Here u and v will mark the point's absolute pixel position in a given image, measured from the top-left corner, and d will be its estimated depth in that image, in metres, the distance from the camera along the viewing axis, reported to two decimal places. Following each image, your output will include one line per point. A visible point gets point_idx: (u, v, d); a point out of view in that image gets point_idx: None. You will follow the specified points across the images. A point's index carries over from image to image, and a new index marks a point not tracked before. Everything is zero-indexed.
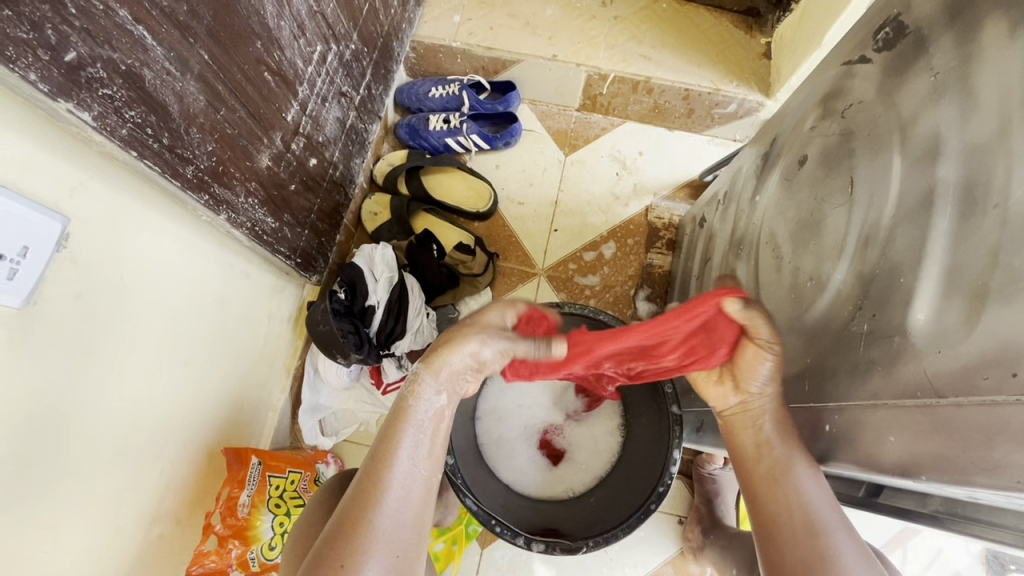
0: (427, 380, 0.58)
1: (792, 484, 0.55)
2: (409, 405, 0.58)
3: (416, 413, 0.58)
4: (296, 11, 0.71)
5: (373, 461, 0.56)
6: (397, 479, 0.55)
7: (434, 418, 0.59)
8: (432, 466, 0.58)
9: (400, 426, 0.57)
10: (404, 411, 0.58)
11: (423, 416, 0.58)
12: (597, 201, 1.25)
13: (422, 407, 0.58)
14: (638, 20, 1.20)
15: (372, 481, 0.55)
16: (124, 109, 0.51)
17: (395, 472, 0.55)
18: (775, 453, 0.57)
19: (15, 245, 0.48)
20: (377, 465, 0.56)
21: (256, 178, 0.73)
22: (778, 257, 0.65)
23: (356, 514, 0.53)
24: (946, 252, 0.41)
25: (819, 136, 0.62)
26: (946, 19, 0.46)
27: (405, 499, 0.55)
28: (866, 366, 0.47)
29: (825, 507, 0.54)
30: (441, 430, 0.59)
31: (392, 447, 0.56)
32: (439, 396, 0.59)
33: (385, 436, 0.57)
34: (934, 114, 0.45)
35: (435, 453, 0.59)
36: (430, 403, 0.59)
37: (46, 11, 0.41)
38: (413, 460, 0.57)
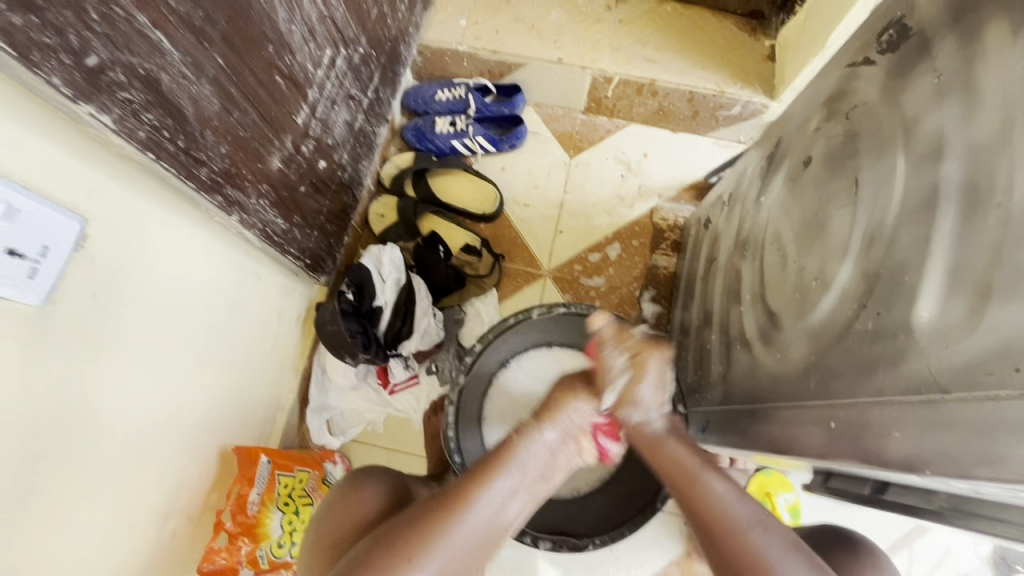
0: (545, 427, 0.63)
1: (704, 479, 0.59)
2: (522, 443, 0.62)
3: (531, 451, 0.61)
4: (307, 16, 0.72)
5: (471, 480, 0.58)
6: (484, 505, 0.57)
7: (540, 463, 0.62)
8: (518, 506, 0.59)
9: (507, 457, 0.60)
10: (517, 445, 0.61)
11: (532, 457, 0.61)
12: (603, 203, 1.26)
13: (530, 446, 0.62)
14: (643, 23, 1.21)
15: (462, 497, 0.57)
16: (142, 112, 0.52)
17: (487, 496, 0.58)
18: (665, 449, 0.63)
19: (36, 244, 0.49)
20: (474, 482, 0.58)
21: (267, 180, 0.74)
22: (784, 257, 0.66)
23: (432, 517, 0.55)
24: (950, 250, 0.42)
25: (824, 137, 0.63)
26: (950, 21, 0.46)
27: (484, 528, 0.57)
28: (870, 364, 0.47)
29: (737, 502, 0.57)
30: (541, 478, 0.62)
31: (492, 472, 0.59)
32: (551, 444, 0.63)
33: (491, 460, 0.61)
34: (938, 115, 0.46)
35: (526, 496, 0.60)
36: (538, 444, 0.62)
37: (69, 17, 0.43)
38: (504, 493, 0.58)
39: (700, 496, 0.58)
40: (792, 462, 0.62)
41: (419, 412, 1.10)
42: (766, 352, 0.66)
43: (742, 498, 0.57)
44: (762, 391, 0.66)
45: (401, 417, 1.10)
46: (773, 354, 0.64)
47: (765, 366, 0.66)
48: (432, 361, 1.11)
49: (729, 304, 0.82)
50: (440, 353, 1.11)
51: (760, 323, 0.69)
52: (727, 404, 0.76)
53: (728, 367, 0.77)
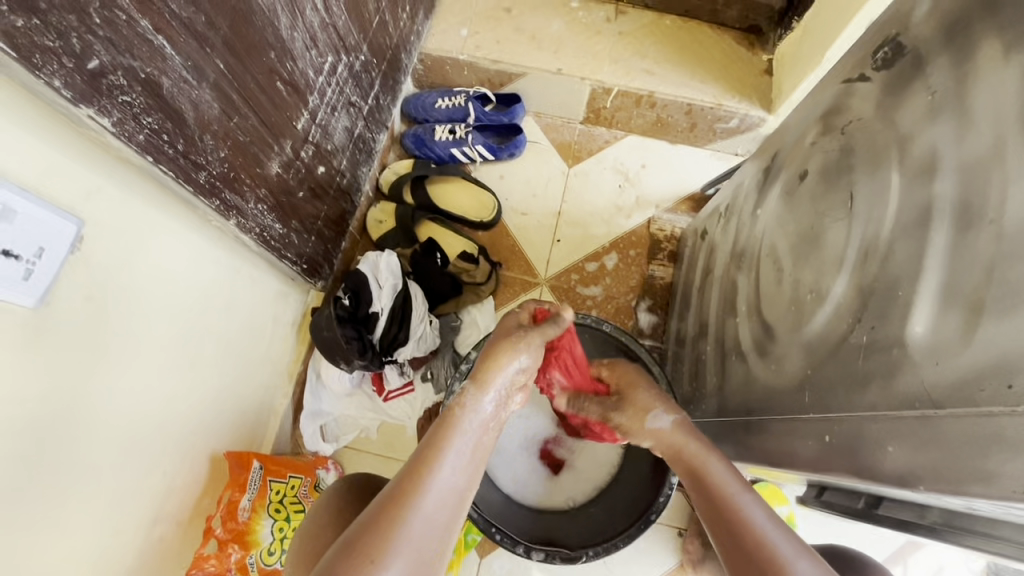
0: (482, 392, 0.61)
1: (741, 502, 0.56)
2: (457, 417, 0.59)
3: (471, 418, 0.60)
4: (309, 23, 0.72)
5: (416, 465, 0.56)
6: (437, 485, 0.55)
7: (483, 425, 0.60)
8: (469, 474, 0.58)
9: (448, 430, 0.58)
10: (457, 415, 0.59)
11: (473, 421, 0.60)
12: (600, 212, 1.26)
13: (470, 418, 0.60)
14: (642, 35, 1.22)
15: (412, 484, 0.55)
16: (142, 115, 0.52)
17: (436, 474, 0.56)
18: (708, 474, 0.60)
19: (31, 246, 0.49)
20: (416, 470, 0.56)
21: (265, 185, 0.74)
22: (779, 270, 0.66)
23: (389, 516, 0.53)
24: (943, 266, 0.42)
25: (819, 151, 0.64)
26: (943, 40, 0.47)
27: (441, 506, 0.55)
28: (865, 378, 0.48)
29: (775, 530, 0.53)
30: (486, 442, 0.60)
31: (437, 454, 0.57)
32: (489, 407, 0.61)
33: (428, 444, 0.58)
34: (931, 132, 0.46)
35: (474, 463, 0.59)
36: (478, 415, 0.60)
37: (72, 21, 0.43)
38: (456, 465, 0.57)
39: (706, 484, 0.59)
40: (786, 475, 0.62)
41: (414, 419, 1.09)
42: (762, 364, 0.66)
43: (738, 479, 0.59)
44: (757, 403, 0.66)
45: (395, 424, 1.10)
46: (768, 366, 0.65)
47: (761, 378, 0.66)
48: (428, 368, 1.10)
49: (725, 316, 0.83)
50: (436, 359, 1.10)
51: (755, 335, 0.70)
52: (722, 416, 0.76)
53: (724, 378, 0.77)
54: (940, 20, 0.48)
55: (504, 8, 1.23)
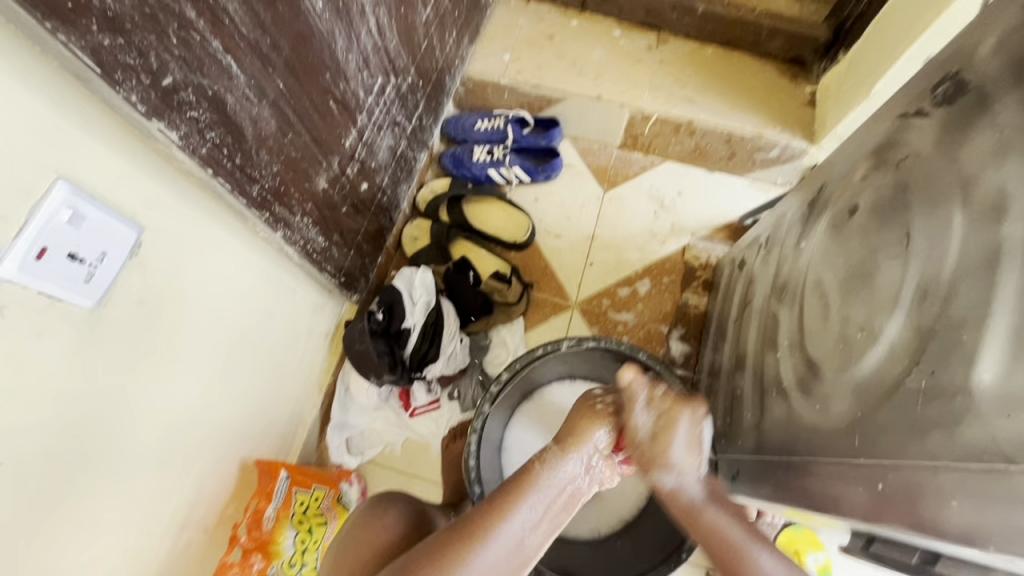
0: (568, 454, 0.66)
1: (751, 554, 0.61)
2: (546, 469, 0.64)
3: (551, 477, 0.63)
4: (363, 45, 0.75)
5: (497, 499, 0.61)
6: (507, 531, 0.59)
7: (560, 491, 0.63)
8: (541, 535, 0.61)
9: (530, 482, 0.63)
10: (539, 471, 0.64)
11: (555, 481, 0.64)
12: (635, 238, 1.26)
13: (553, 475, 0.64)
14: (682, 64, 1.22)
15: (487, 521, 0.59)
16: (206, 130, 0.54)
17: (513, 515, 0.60)
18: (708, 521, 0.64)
19: (95, 250, 0.51)
20: (497, 504, 0.61)
21: (312, 200, 0.76)
22: (826, 305, 0.64)
23: (454, 545, 0.58)
24: (1015, 312, 0.40)
25: (872, 186, 0.62)
26: (1013, 78, 0.46)
27: (502, 554, 0.59)
28: (925, 426, 0.45)
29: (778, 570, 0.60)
30: (561, 509, 0.63)
31: (519, 494, 0.62)
32: (574, 474, 0.65)
33: (514, 481, 0.63)
34: (999, 171, 0.45)
35: (546, 521, 0.62)
36: (563, 474, 0.64)
37: (151, 41, 0.45)
38: (527, 520, 0.61)
39: (706, 528, 0.64)
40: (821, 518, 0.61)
41: (439, 437, 1.09)
42: (805, 403, 0.64)
43: (738, 522, 0.64)
44: (800, 444, 0.63)
45: (419, 441, 1.09)
46: (813, 406, 0.62)
47: (804, 417, 0.64)
48: (455, 387, 1.10)
49: (764, 349, 0.81)
50: (463, 379, 1.10)
51: (799, 372, 0.67)
52: (761, 454, 0.73)
53: (762, 415, 0.75)
54: (1010, 58, 0.47)
55: (546, 35, 1.25)
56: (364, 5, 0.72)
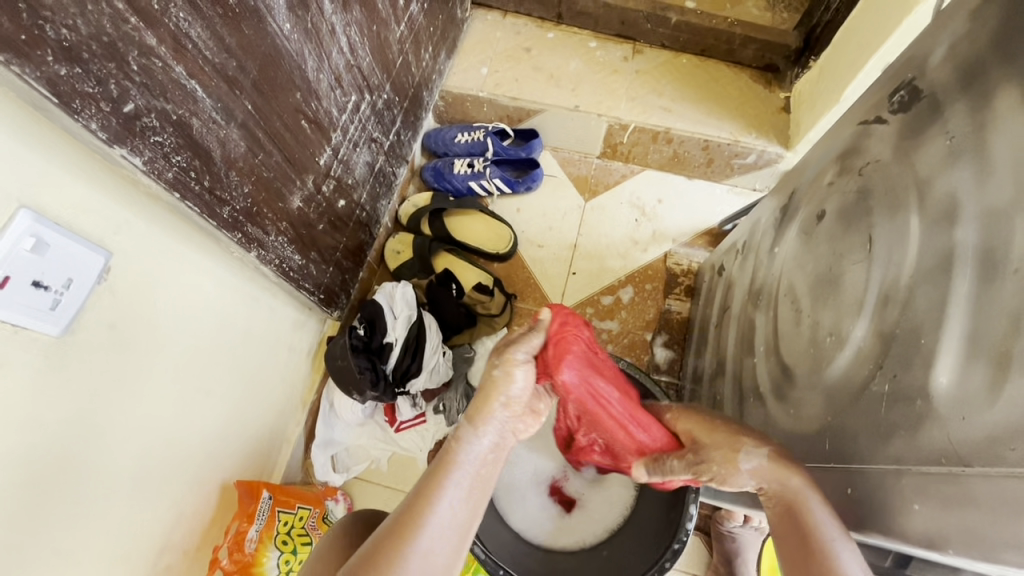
0: (478, 427, 0.56)
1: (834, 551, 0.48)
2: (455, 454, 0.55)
3: (470, 457, 0.55)
4: (334, 65, 0.76)
5: (407, 506, 0.53)
6: (438, 517, 0.52)
7: (478, 466, 0.56)
8: (477, 502, 0.55)
9: (448, 466, 0.55)
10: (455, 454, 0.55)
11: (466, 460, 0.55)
12: (617, 246, 1.26)
13: (463, 459, 0.55)
14: (657, 74, 1.24)
15: (400, 530, 0.51)
16: (172, 154, 0.54)
17: (426, 518, 0.52)
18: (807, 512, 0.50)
19: (60, 277, 0.51)
20: (406, 514, 0.52)
21: (287, 219, 0.76)
22: (798, 310, 0.65)
23: (391, 550, 0.50)
24: (968, 315, 0.41)
25: (837, 192, 0.63)
26: (961, 84, 0.47)
27: (430, 552, 0.51)
28: (888, 429, 0.45)
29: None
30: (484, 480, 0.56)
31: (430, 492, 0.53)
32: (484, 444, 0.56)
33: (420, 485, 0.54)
34: (951, 176, 0.46)
35: (470, 501, 0.54)
36: (472, 454, 0.55)
37: (111, 69, 0.45)
38: (456, 502, 0.54)
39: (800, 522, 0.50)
40: None
41: (425, 452, 1.08)
42: (780, 408, 0.64)
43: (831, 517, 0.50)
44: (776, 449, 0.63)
45: (405, 456, 1.09)
46: (787, 411, 0.63)
47: (780, 422, 0.64)
48: (440, 401, 1.09)
49: (743, 354, 0.81)
50: (449, 392, 1.09)
51: (774, 377, 0.68)
52: None
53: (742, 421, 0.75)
54: (958, 67, 0.48)
55: (523, 48, 1.27)
56: (334, 25, 0.73)
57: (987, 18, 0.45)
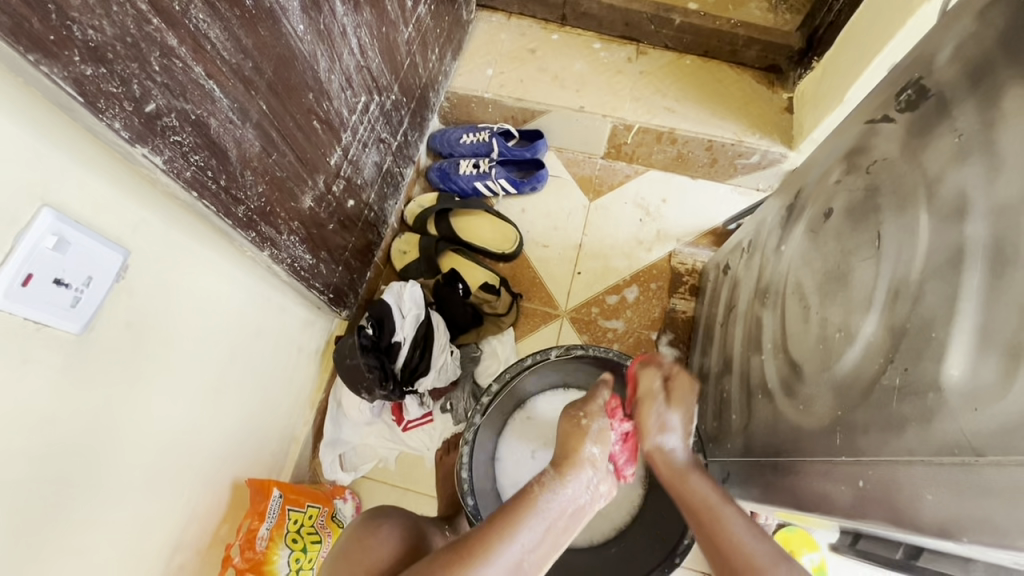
0: (567, 478, 0.63)
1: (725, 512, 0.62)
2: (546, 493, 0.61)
3: (552, 502, 0.61)
4: (345, 66, 0.77)
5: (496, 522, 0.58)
6: (505, 555, 0.56)
7: (557, 514, 0.61)
8: (542, 551, 0.58)
9: (528, 507, 0.60)
10: (539, 496, 0.61)
11: (552, 506, 0.61)
12: (622, 245, 1.27)
13: (549, 497, 0.61)
14: (661, 74, 1.25)
15: (486, 543, 0.56)
16: (190, 153, 0.55)
17: (508, 542, 0.57)
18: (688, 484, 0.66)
19: (80, 275, 0.51)
20: (495, 529, 0.57)
21: (298, 218, 0.77)
22: (806, 307, 0.66)
23: (457, 566, 0.54)
24: (978, 309, 0.41)
25: (844, 190, 0.64)
26: (969, 83, 0.48)
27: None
28: (899, 422, 0.46)
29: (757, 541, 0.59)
30: (560, 530, 0.61)
31: (514, 526, 0.58)
32: (568, 496, 0.62)
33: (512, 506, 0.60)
34: (959, 173, 0.46)
35: (546, 547, 0.59)
36: (558, 497, 0.62)
37: (134, 69, 0.46)
38: (521, 545, 0.57)
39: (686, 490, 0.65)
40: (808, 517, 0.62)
41: (433, 450, 1.09)
42: (790, 404, 0.65)
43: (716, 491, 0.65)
44: (785, 444, 0.64)
45: (413, 455, 1.10)
46: (796, 406, 0.63)
47: (789, 418, 0.65)
48: (448, 400, 1.11)
49: (749, 351, 0.82)
50: (456, 391, 1.11)
51: (782, 374, 0.69)
52: (747, 455, 0.74)
53: (750, 417, 0.76)
54: (966, 66, 0.49)
55: (528, 49, 1.28)
56: (345, 26, 0.73)
57: (994, 19, 0.46)
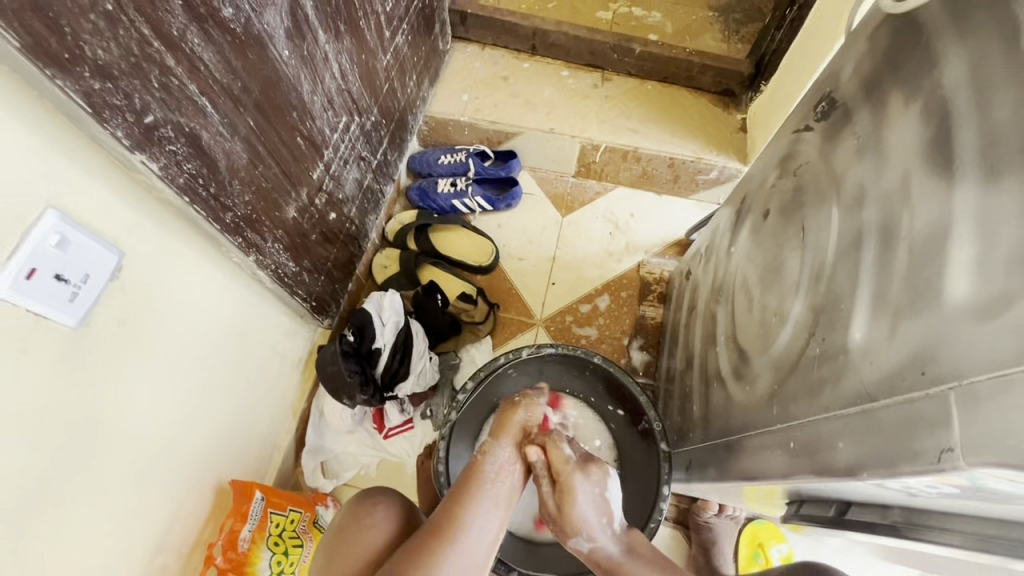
0: (502, 441, 0.74)
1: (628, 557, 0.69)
2: (485, 463, 0.73)
3: (491, 468, 0.72)
4: (327, 88, 0.83)
5: (450, 502, 0.69)
6: (470, 525, 0.67)
7: (502, 475, 0.72)
8: (498, 517, 0.69)
9: (477, 478, 0.71)
10: (481, 465, 0.72)
11: (496, 474, 0.72)
12: (593, 257, 1.34)
13: (491, 463, 0.73)
14: (625, 98, 1.35)
15: (447, 517, 0.67)
16: (184, 162, 0.60)
17: (468, 517, 0.67)
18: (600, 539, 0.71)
19: (78, 272, 0.56)
20: (451, 508, 0.68)
21: (282, 227, 0.82)
22: (750, 298, 0.72)
23: (430, 543, 0.64)
24: (873, 280, 0.48)
25: (778, 192, 0.72)
26: (863, 94, 0.56)
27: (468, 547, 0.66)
28: (819, 385, 0.52)
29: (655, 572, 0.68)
30: (508, 490, 0.72)
31: (468, 499, 0.69)
32: (508, 458, 0.74)
33: (462, 484, 0.71)
34: (859, 168, 0.54)
35: (500, 511, 0.70)
36: (497, 460, 0.73)
37: (136, 85, 0.52)
38: (484, 510, 0.69)
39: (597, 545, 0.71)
40: (750, 493, 0.69)
41: (413, 456, 1.12)
42: (739, 386, 0.71)
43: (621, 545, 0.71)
44: (735, 425, 0.69)
45: (394, 461, 1.12)
46: (744, 388, 0.69)
47: (738, 399, 0.70)
48: (427, 406, 1.15)
49: (707, 346, 0.88)
50: (435, 397, 1.15)
51: (733, 360, 0.75)
52: (706, 440, 0.80)
53: (708, 405, 0.81)
54: (861, 80, 0.57)
55: (501, 77, 1.37)
56: (327, 53, 0.81)
57: (878, 40, 0.55)
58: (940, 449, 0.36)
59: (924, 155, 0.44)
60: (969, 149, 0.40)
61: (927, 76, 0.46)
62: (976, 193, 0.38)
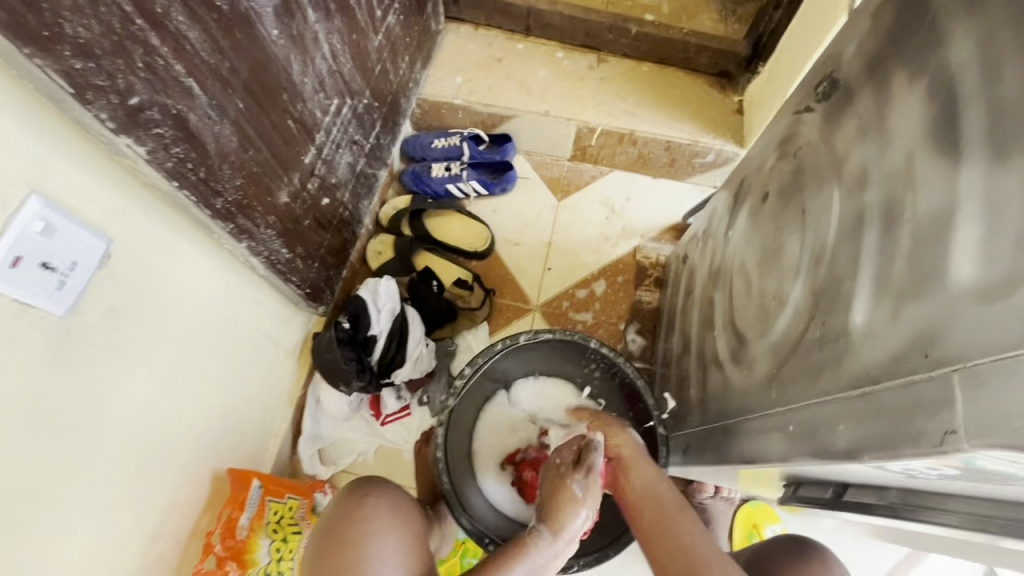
0: (554, 529, 0.69)
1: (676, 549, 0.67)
2: (530, 543, 0.68)
3: (536, 547, 0.68)
4: (317, 69, 0.81)
5: (475, 570, 0.65)
6: None
7: (539, 556, 0.68)
8: (525, 571, 0.67)
9: (515, 549, 0.67)
10: (526, 541, 0.68)
11: (539, 546, 0.68)
12: (589, 242, 1.33)
13: (535, 545, 0.68)
14: (621, 80, 1.32)
15: None
16: (171, 146, 0.59)
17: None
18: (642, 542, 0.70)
19: (66, 260, 0.54)
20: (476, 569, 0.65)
21: (274, 213, 0.81)
22: (748, 281, 0.72)
23: None
24: (875, 262, 0.48)
25: (777, 174, 0.71)
26: (866, 74, 0.55)
27: None
28: (819, 368, 0.52)
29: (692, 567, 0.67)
30: (542, 565, 0.68)
31: (493, 565, 0.65)
32: (553, 544, 0.69)
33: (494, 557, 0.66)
34: (861, 149, 0.53)
35: (525, 575, 0.66)
36: (543, 544, 0.68)
37: (120, 65, 0.50)
38: None
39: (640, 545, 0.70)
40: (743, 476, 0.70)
41: (411, 443, 1.12)
42: (737, 370, 0.71)
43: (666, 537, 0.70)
44: (733, 408, 0.70)
45: (392, 447, 1.12)
46: (742, 371, 0.69)
47: (736, 382, 0.70)
48: (425, 392, 1.15)
49: (704, 330, 0.88)
50: (433, 383, 1.15)
51: (731, 344, 0.75)
52: (703, 424, 0.80)
53: (705, 389, 0.81)
54: (864, 59, 0.56)
55: (495, 58, 1.34)
56: (317, 33, 0.78)
57: (882, 18, 0.53)
58: (944, 431, 0.36)
59: (929, 136, 0.44)
60: (976, 129, 0.39)
61: (933, 54, 0.45)
62: (984, 174, 0.38)
